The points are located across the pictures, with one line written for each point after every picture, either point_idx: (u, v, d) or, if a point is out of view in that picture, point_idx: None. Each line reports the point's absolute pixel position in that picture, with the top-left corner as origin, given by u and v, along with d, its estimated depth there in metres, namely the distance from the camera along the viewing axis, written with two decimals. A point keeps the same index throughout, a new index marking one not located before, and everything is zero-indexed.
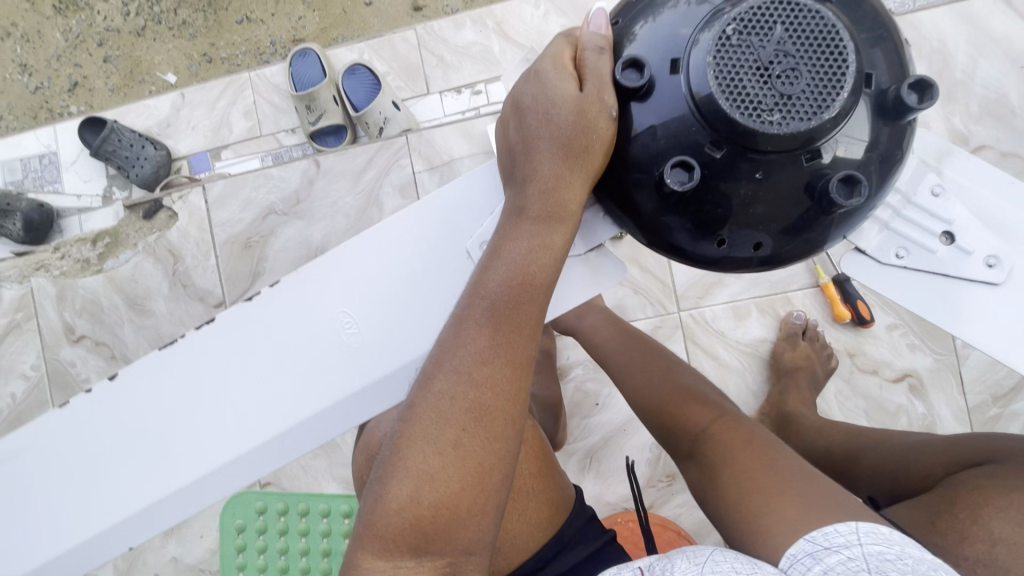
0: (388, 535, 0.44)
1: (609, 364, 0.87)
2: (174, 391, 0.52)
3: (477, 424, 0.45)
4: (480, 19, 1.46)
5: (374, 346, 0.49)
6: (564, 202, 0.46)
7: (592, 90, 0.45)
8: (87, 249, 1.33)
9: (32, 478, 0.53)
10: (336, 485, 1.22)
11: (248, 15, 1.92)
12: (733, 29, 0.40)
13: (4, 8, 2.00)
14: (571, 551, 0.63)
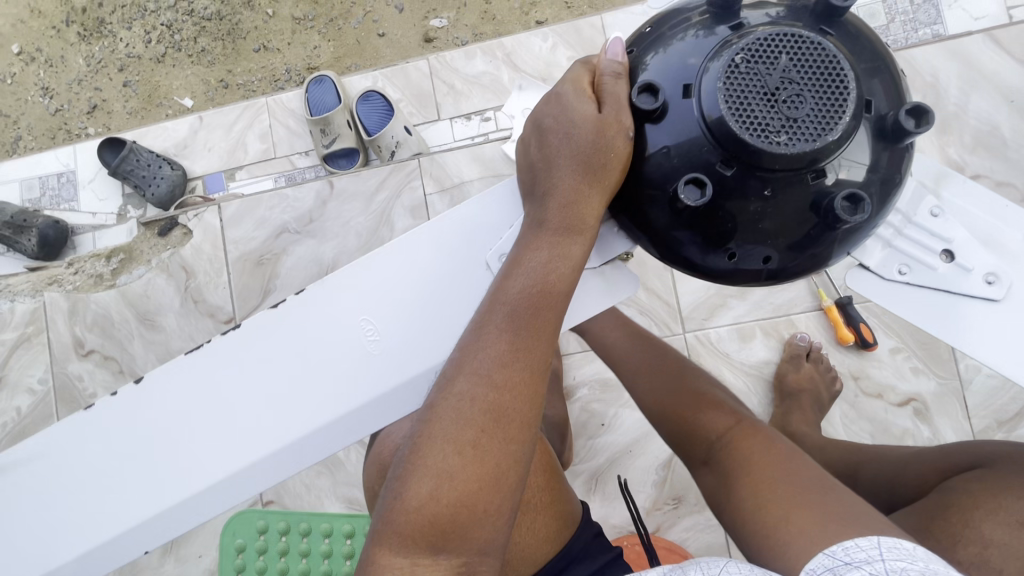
0: (405, 532, 0.45)
1: (618, 363, 0.85)
2: (197, 395, 0.53)
3: (496, 425, 0.46)
4: (490, 51, 1.52)
5: (394, 354, 0.51)
6: (582, 216, 0.49)
7: (610, 112, 0.48)
8: (101, 266, 1.36)
9: (53, 481, 0.54)
10: (339, 504, 1.21)
11: (265, 44, 1.99)
12: (742, 58, 0.43)
13: (30, 35, 2.08)
14: (581, 564, 0.63)
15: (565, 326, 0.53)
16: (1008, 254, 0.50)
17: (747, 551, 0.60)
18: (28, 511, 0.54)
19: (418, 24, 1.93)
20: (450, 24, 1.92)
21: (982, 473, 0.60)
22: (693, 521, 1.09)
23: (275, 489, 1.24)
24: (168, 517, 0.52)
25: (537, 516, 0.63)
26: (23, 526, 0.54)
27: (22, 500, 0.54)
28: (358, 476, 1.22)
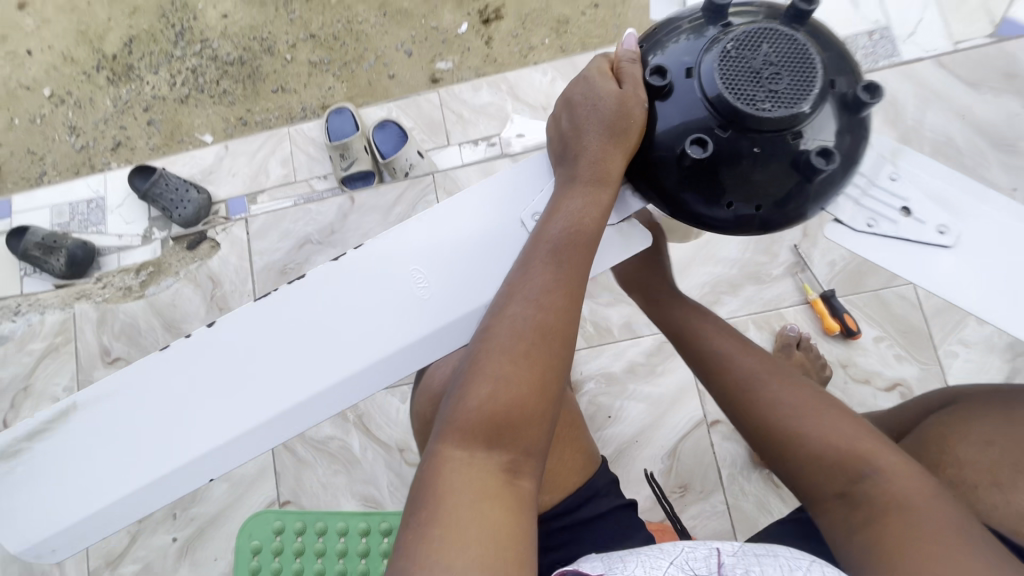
0: (469, 425, 0.56)
1: (718, 359, 0.80)
2: (269, 334, 0.61)
3: (543, 341, 0.58)
4: (495, 84, 1.68)
5: (447, 293, 0.60)
6: (607, 169, 0.60)
7: (629, 88, 0.59)
8: (130, 279, 1.44)
9: (137, 412, 0.62)
10: (355, 503, 1.24)
11: (283, 85, 2.16)
12: (731, 46, 0.55)
13: (62, 79, 2.24)
14: (604, 497, 0.74)
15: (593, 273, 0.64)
16: (956, 210, 0.61)
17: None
18: (101, 445, 0.62)
19: (426, 66, 2.11)
20: (455, 66, 2.10)
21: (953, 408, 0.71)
22: (700, 508, 1.13)
23: (291, 490, 1.27)
24: (228, 447, 0.60)
25: (570, 454, 0.74)
26: (95, 458, 0.62)
27: (108, 430, 0.62)
28: (374, 474, 1.25)
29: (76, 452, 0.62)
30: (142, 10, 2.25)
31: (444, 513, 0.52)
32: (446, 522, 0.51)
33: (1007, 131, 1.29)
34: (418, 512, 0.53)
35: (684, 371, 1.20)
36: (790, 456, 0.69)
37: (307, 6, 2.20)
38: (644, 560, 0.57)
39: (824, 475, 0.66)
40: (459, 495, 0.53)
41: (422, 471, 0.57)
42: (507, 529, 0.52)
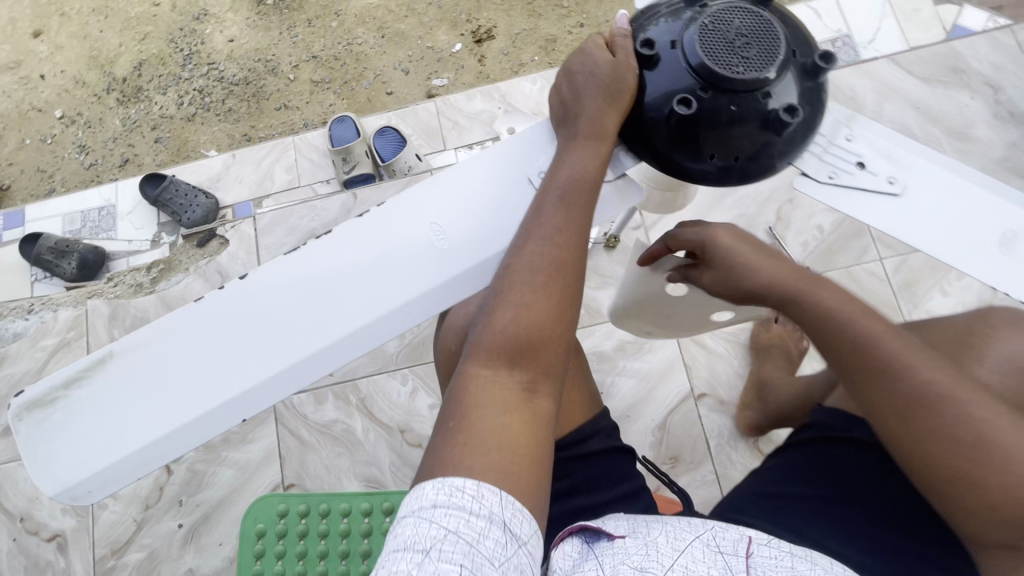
0: (495, 345, 0.66)
1: (880, 367, 0.63)
2: (298, 284, 0.66)
3: (557, 273, 0.69)
4: (488, 93, 1.79)
5: (464, 242, 0.66)
6: (604, 126, 0.68)
7: (622, 57, 0.67)
8: (141, 277, 1.57)
9: (165, 363, 0.65)
10: (357, 483, 1.28)
11: (286, 103, 2.27)
12: (709, 21, 0.64)
13: (73, 101, 2.34)
14: (600, 439, 0.87)
15: (593, 226, 0.72)
16: (901, 160, 0.69)
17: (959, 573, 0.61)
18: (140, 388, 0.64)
19: (422, 83, 2.24)
20: (449, 82, 2.23)
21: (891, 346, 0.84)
22: (691, 477, 1.18)
23: (295, 473, 1.31)
24: (268, 384, 0.64)
25: (575, 394, 0.87)
26: (133, 400, 0.64)
27: (134, 381, 0.64)
28: (376, 455, 1.30)
29: (114, 394, 0.65)
30: (152, 36, 2.38)
31: (470, 420, 0.62)
32: (472, 427, 0.61)
33: (958, 120, 1.46)
34: (448, 419, 0.63)
35: (671, 348, 1.27)
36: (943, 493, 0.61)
37: (309, 29, 2.33)
38: (670, 530, 0.68)
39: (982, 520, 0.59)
40: (483, 405, 0.63)
41: (451, 388, 0.66)
42: (526, 436, 0.62)
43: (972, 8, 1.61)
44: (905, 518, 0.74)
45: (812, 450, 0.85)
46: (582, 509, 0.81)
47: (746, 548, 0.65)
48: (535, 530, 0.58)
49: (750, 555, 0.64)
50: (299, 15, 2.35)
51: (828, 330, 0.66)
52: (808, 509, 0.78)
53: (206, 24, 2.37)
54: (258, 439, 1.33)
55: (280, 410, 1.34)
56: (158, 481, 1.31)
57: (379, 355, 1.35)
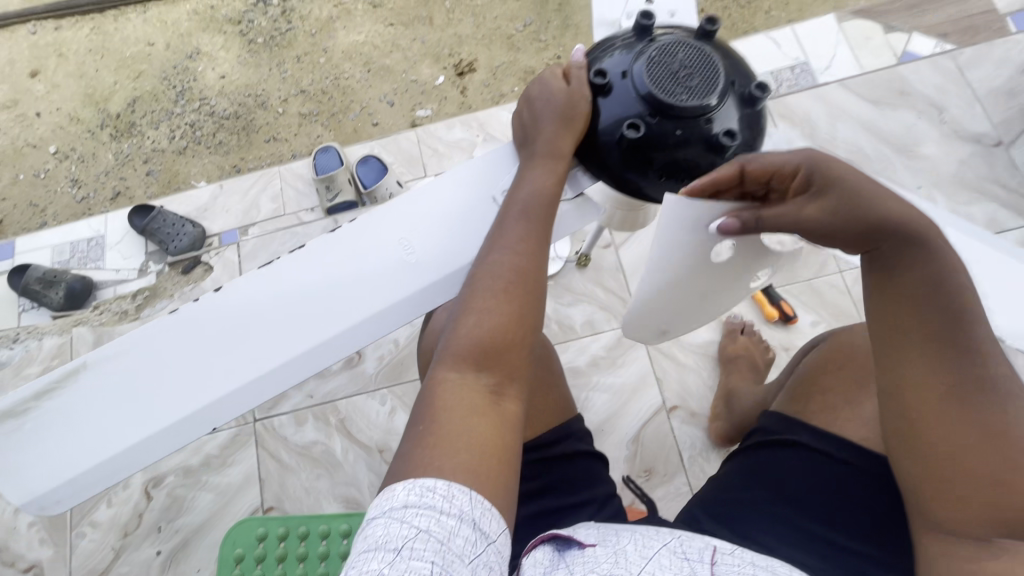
0: (461, 351, 0.67)
1: (963, 348, 0.64)
2: (268, 297, 0.69)
3: (521, 278, 0.69)
4: (467, 123, 1.87)
5: (430, 257, 0.70)
6: (560, 147, 0.72)
7: (576, 87, 0.72)
8: (126, 304, 1.67)
9: (137, 374, 0.67)
10: (336, 504, 1.29)
11: (275, 135, 2.34)
12: (655, 54, 0.69)
13: (67, 137, 2.41)
14: (572, 441, 0.90)
15: (554, 238, 0.76)
16: None
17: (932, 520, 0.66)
18: (113, 399, 0.67)
19: (406, 114, 2.32)
20: (433, 113, 2.31)
21: (828, 359, 0.94)
22: (666, 489, 1.20)
23: (275, 496, 1.31)
24: (237, 393, 0.67)
25: (543, 403, 0.90)
26: (108, 411, 0.67)
27: (109, 392, 0.67)
28: (355, 475, 1.31)
29: (86, 406, 0.67)
30: (146, 74, 2.47)
31: (439, 424, 0.62)
32: (440, 431, 0.62)
33: (907, 141, 1.55)
34: (417, 424, 0.64)
35: (642, 362, 1.30)
36: (953, 478, 0.64)
37: (298, 65, 2.43)
38: (638, 539, 0.69)
39: (967, 514, 0.63)
40: (453, 409, 0.63)
41: (422, 392, 0.67)
42: (496, 440, 0.63)
43: (920, 35, 1.71)
44: (866, 525, 0.76)
45: (769, 454, 0.88)
46: (546, 509, 0.84)
47: (710, 555, 0.67)
48: (504, 528, 0.59)
49: (715, 563, 0.65)
50: (288, 52, 2.45)
51: (928, 298, 0.65)
52: (772, 520, 0.79)
53: (199, 62, 2.47)
54: (238, 463, 1.33)
55: (261, 433, 1.35)
56: (137, 507, 1.31)
57: (358, 375, 1.38)
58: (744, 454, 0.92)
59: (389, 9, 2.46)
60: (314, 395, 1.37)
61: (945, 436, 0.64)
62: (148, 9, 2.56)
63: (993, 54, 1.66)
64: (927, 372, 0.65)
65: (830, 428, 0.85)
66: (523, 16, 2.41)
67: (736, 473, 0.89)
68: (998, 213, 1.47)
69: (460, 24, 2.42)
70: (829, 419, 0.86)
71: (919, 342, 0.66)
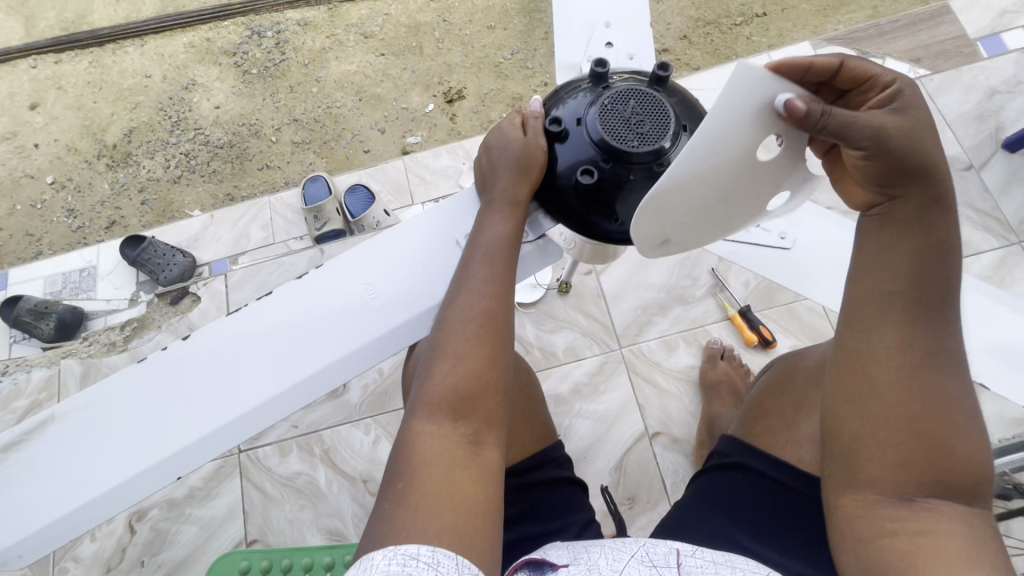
0: (435, 402, 0.68)
1: (936, 319, 0.65)
2: (244, 342, 0.76)
3: (489, 323, 0.71)
4: (453, 150, 1.90)
5: (392, 303, 0.77)
6: (516, 194, 0.75)
7: (532, 136, 0.75)
8: (115, 335, 1.69)
9: (124, 416, 0.74)
10: (320, 536, 1.28)
11: (268, 163, 2.38)
12: (609, 101, 0.73)
13: (64, 167, 2.45)
14: (554, 468, 0.90)
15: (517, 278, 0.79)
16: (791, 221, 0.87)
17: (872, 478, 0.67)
18: (102, 439, 0.73)
19: (397, 141, 2.36)
20: (423, 140, 2.35)
21: (774, 379, 0.99)
22: (649, 518, 1.19)
23: (259, 528, 1.30)
24: (198, 444, 0.72)
25: (525, 429, 0.90)
26: (76, 462, 0.73)
27: (98, 432, 0.74)
28: (339, 506, 1.30)
29: (75, 447, 0.73)
30: (142, 105, 2.52)
31: (420, 481, 0.63)
32: (421, 487, 0.62)
33: None
34: (398, 481, 0.64)
35: (624, 389, 1.30)
36: (891, 441, 0.66)
37: (291, 95, 2.48)
38: (609, 551, 0.68)
39: (891, 477, 0.66)
40: (432, 461, 0.64)
41: (399, 445, 0.68)
42: (476, 491, 0.63)
43: (894, 60, 1.76)
44: (807, 544, 0.80)
45: (721, 479, 0.91)
46: (530, 535, 0.81)
47: (676, 558, 0.66)
48: None
49: (680, 565, 0.65)
50: (281, 82, 2.50)
51: (923, 258, 0.64)
52: (718, 540, 0.81)
53: (195, 93, 2.52)
54: (222, 495, 1.33)
55: (245, 464, 1.35)
56: (120, 542, 1.30)
57: (342, 405, 1.39)
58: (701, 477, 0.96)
59: (380, 40, 2.53)
60: (298, 426, 1.38)
61: (901, 401, 0.65)
62: (145, 43, 2.62)
63: (965, 79, 1.70)
64: (899, 334, 0.65)
65: (774, 452, 0.90)
66: (510, 45, 2.47)
67: (693, 501, 0.90)
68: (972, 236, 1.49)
69: (449, 53, 2.48)
70: (770, 442, 0.91)
71: (898, 300, 0.65)
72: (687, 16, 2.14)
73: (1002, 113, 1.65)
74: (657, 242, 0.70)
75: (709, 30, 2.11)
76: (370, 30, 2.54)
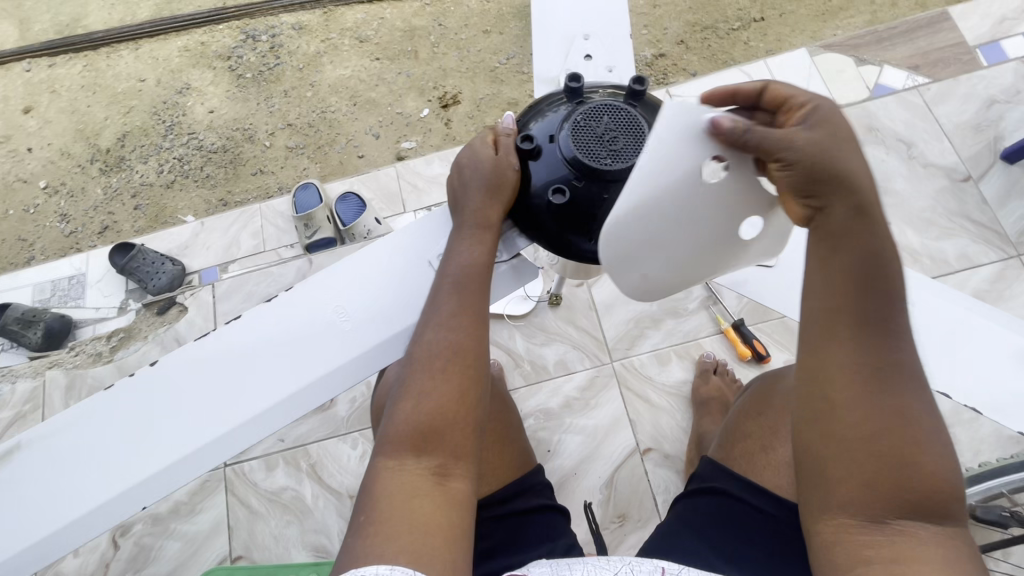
0: (401, 438, 0.69)
1: (886, 335, 0.65)
2: (215, 366, 0.75)
3: (455, 355, 0.71)
4: (446, 158, 1.89)
5: (364, 327, 0.76)
6: (488, 216, 0.77)
7: (503, 155, 0.78)
8: (102, 345, 1.67)
9: (93, 441, 0.73)
10: (306, 553, 1.26)
11: (262, 168, 2.35)
12: (581, 118, 0.78)
13: (57, 172, 2.43)
14: (531, 494, 0.89)
15: (491, 299, 0.79)
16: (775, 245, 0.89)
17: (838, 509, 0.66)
18: (70, 466, 0.72)
19: (391, 146, 2.33)
20: (417, 145, 2.32)
21: (751, 403, 1.00)
22: (639, 536, 1.17)
23: (244, 544, 1.28)
24: (163, 474, 0.71)
25: (500, 455, 0.90)
26: (38, 493, 0.71)
27: (65, 458, 0.72)
28: (326, 521, 1.28)
29: (42, 476, 0.72)
30: (136, 110, 2.50)
31: (380, 511, 0.65)
32: (381, 519, 0.64)
33: (878, 175, 1.57)
34: (359, 514, 0.66)
35: (615, 403, 1.28)
36: (855, 464, 0.65)
37: (285, 99, 2.45)
38: (593, 567, 0.66)
39: (862, 501, 0.64)
40: (394, 494, 0.66)
41: (367, 481, 0.69)
42: (437, 521, 0.64)
43: (892, 68, 1.74)
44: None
45: (699, 500, 0.92)
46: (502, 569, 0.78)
47: None
48: None
49: None
50: (276, 86, 2.48)
51: (867, 276, 0.65)
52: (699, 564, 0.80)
53: (189, 97, 2.50)
54: (207, 510, 1.31)
55: (230, 478, 1.33)
56: (102, 558, 1.28)
57: (330, 419, 1.37)
58: (679, 503, 0.96)
59: (375, 44, 2.50)
60: (285, 440, 1.36)
61: (864, 427, 0.64)
62: (139, 46, 2.60)
63: (963, 88, 1.68)
64: (848, 354, 0.66)
65: (751, 477, 0.91)
66: (506, 50, 2.44)
67: (672, 524, 0.91)
68: (970, 248, 1.46)
69: (444, 57, 2.45)
70: (744, 463, 0.93)
71: (844, 318, 0.66)
72: (684, 21, 2.12)
73: (1001, 123, 1.63)
74: (634, 275, 0.71)
75: (707, 35, 2.09)
76: (366, 34, 2.52)
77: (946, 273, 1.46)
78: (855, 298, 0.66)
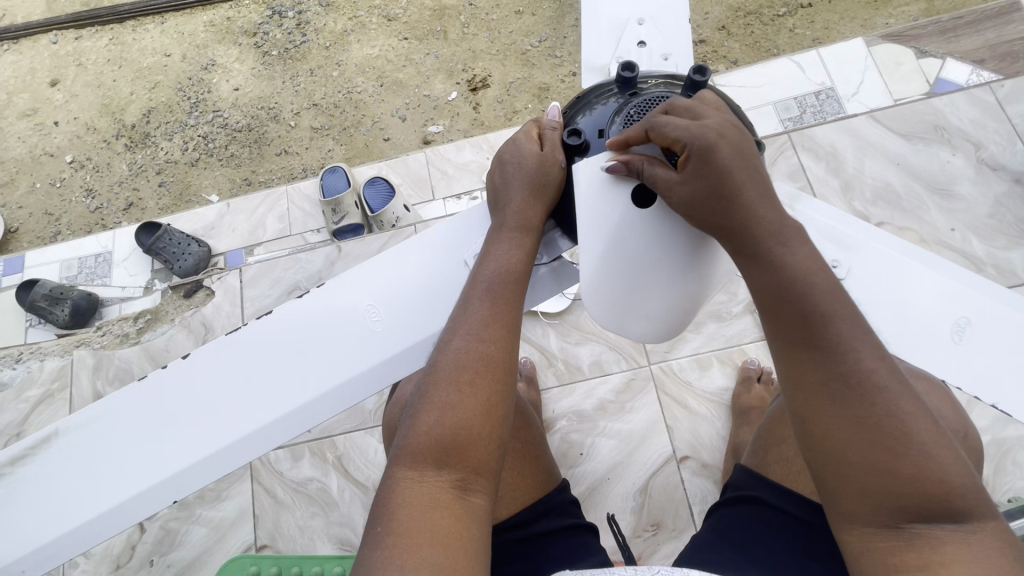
0: (422, 450, 0.62)
1: (826, 351, 0.58)
2: (241, 363, 0.71)
3: (485, 369, 0.64)
4: (478, 144, 1.82)
5: (393, 330, 0.71)
6: (529, 218, 0.72)
7: (549, 151, 0.73)
8: (128, 326, 1.66)
9: (117, 436, 0.70)
10: (331, 545, 1.24)
11: (287, 149, 2.31)
12: (634, 112, 0.71)
13: (83, 146, 2.42)
14: (558, 512, 0.85)
15: (526, 306, 0.74)
16: (846, 246, 0.71)
17: (855, 524, 0.56)
18: (93, 460, 0.70)
19: (418, 130, 2.27)
20: (445, 129, 2.26)
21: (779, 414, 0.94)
22: (673, 547, 1.13)
23: (269, 533, 1.27)
24: (194, 468, 0.68)
25: (523, 476, 0.87)
26: (71, 483, 0.69)
27: (91, 452, 0.70)
28: (352, 514, 1.27)
29: (66, 470, 0.70)
30: (161, 85, 2.46)
31: (399, 522, 0.57)
32: (400, 529, 0.56)
33: (940, 178, 1.48)
34: (375, 525, 0.58)
35: (652, 408, 1.24)
36: (875, 478, 0.55)
37: (311, 78, 2.39)
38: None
39: (870, 507, 0.55)
40: (411, 505, 0.58)
41: (378, 494, 0.61)
42: (457, 532, 0.57)
43: (955, 62, 1.65)
44: None
45: (732, 511, 0.84)
46: None
47: None
48: None
49: None
50: (302, 65, 2.42)
51: (790, 296, 0.60)
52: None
53: (214, 74, 2.45)
54: (233, 497, 1.30)
55: (256, 467, 1.32)
56: (129, 540, 1.28)
57: (357, 411, 1.34)
58: (714, 514, 0.88)
59: (403, 23, 2.41)
60: (312, 430, 1.34)
61: (849, 437, 0.56)
62: (165, 20, 2.55)
63: None
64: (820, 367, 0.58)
65: (787, 485, 0.83)
66: (539, 32, 2.34)
67: (705, 533, 0.84)
68: None
69: (474, 38, 2.35)
70: (782, 471, 0.86)
71: (783, 342, 0.61)
72: (727, 5, 2.01)
73: None
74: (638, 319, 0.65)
75: (750, 21, 1.98)
76: (394, 12, 2.42)
77: (1011, 285, 1.37)
78: (783, 301, 0.60)
